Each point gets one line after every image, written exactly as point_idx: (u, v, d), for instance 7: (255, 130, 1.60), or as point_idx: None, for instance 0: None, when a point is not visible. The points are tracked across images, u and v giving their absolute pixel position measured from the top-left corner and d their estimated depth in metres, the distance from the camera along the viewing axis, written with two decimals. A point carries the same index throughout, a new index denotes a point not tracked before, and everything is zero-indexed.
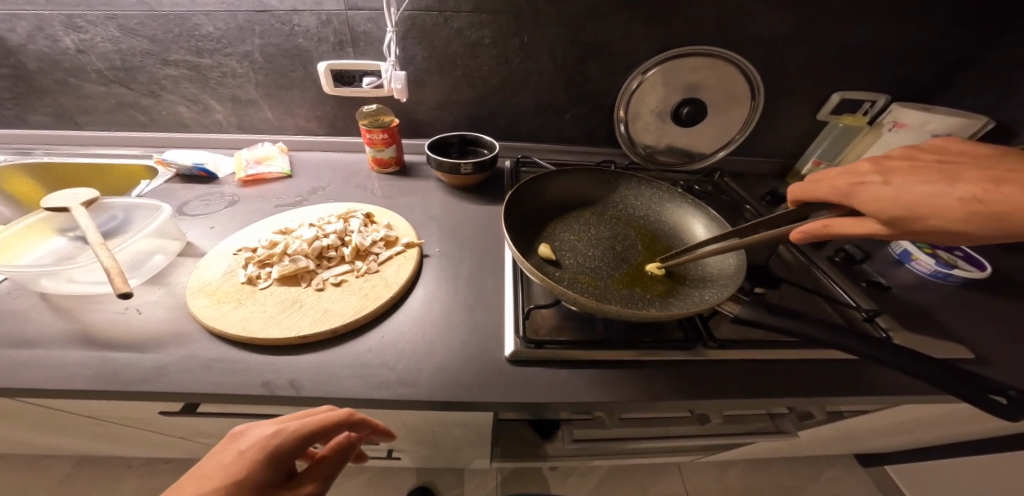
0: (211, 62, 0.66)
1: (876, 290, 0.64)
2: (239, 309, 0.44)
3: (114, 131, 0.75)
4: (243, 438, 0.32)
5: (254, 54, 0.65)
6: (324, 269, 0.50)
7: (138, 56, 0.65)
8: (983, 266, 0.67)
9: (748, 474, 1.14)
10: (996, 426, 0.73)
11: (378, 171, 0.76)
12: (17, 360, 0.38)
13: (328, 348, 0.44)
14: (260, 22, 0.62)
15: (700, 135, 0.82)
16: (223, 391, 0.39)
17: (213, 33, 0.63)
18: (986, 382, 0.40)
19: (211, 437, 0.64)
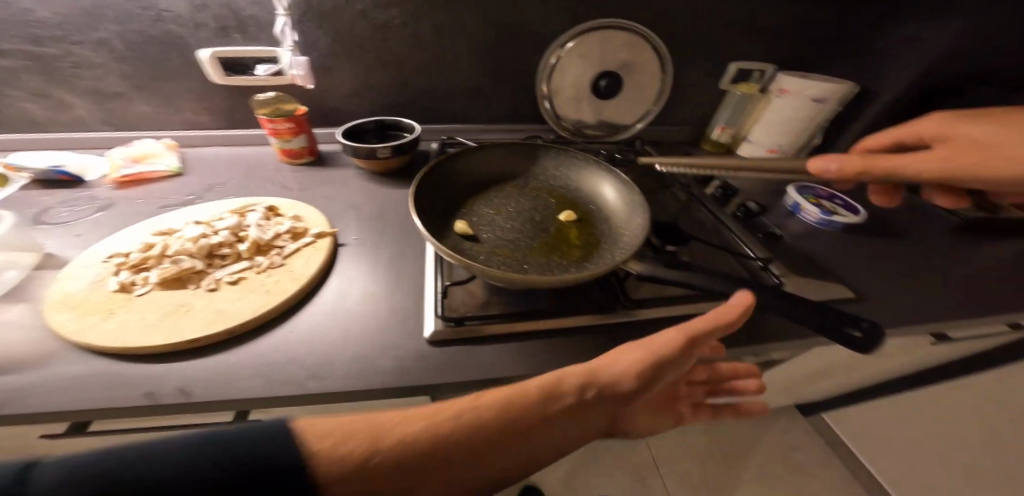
0: (53, 51, 0.61)
1: (772, 240, 0.70)
2: (114, 319, 0.41)
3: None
4: (436, 420, 0.27)
5: (112, 41, 0.61)
6: (216, 269, 0.48)
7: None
8: (855, 211, 0.76)
9: (707, 434, 1.24)
10: (897, 361, 0.82)
11: (288, 162, 0.73)
12: None
13: (225, 350, 0.42)
14: (111, 7, 0.58)
15: (619, 107, 0.83)
16: (98, 406, 0.36)
17: (50, 19, 0.58)
18: (844, 315, 0.45)
19: None
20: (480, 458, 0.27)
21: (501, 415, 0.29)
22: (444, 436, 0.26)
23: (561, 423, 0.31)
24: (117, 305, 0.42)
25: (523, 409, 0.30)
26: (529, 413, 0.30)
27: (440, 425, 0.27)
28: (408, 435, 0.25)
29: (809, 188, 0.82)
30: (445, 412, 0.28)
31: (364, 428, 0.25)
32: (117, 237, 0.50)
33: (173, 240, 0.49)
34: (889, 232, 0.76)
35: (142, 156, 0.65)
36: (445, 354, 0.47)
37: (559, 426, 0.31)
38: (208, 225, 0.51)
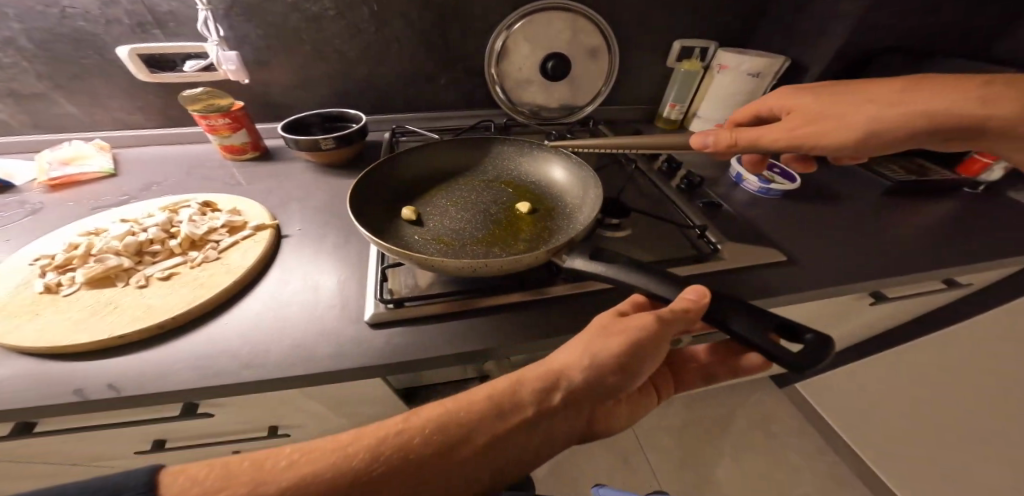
0: None
1: (711, 209, 0.73)
2: (38, 320, 0.42)
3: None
4: (315, 467, 0.28)
5: (20, 40, 0.60)
6: (146, 265, 0.49)
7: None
8: (793, 178, 0.79)
9: (686, 405, 1.30)
10: (851, 325, 0.86)
11: (232, 158, 0.72)
12: None
13: (157, 345, 0.43)
14: (9, 4, 0.57)
15: (569, 89, 0.84)
16: (25, 405, 0.37)
17: None
18: (768, 321, 0.41)
19: (118, 458, 0.61)
20: (428, 468, 0.31)
21: (421, 436, 0.32)
22: (366, 462, 0.29)
23: (513, 434, 0.34)
24: (43, 306, 0.43)
25: (478, 418, 0.34)
26: (463, 430, 0.33)
27: (355, 450, 0.30)
28: (308, 468, 0.28)
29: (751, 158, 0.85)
30: (363, 438, 0.31)
31: (255, 471, 0.28)
32: (46, 241, 0.50)
33: (99, 239, 0.49)
34: (831, 199, 0.79)
35: (73, 158, 0.65)
36: (381, 337, 0.48)
37: (511, 437, 0.34)
38: (138, 224, 0.52)
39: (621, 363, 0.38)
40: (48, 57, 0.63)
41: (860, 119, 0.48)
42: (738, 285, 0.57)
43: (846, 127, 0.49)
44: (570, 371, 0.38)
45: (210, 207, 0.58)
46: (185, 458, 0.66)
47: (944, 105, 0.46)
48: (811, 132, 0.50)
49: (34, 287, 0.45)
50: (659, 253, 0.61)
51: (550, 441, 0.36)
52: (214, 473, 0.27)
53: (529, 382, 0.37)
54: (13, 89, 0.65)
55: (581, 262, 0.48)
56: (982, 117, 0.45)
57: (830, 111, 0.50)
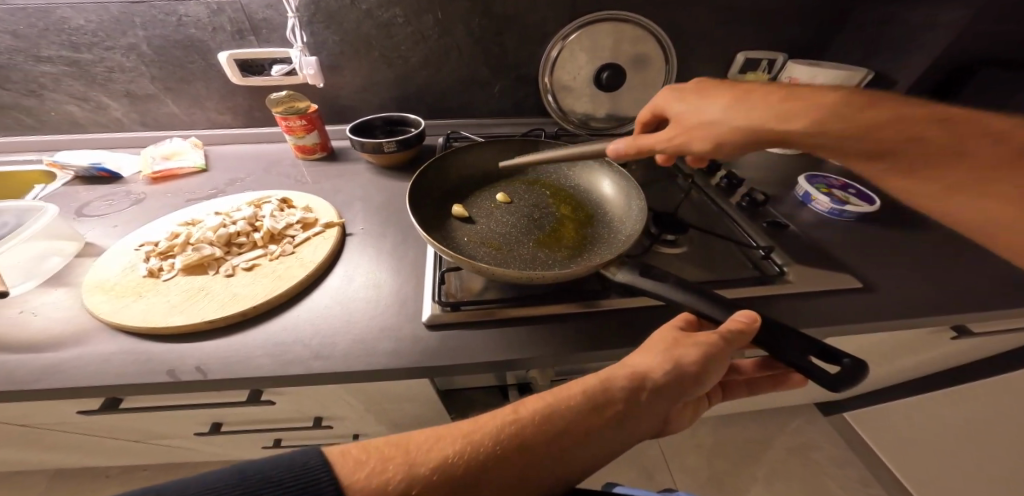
0: (90, 56, 0.67)
1: (775, 228, 0.69)
2: (141, 301, 0.46)
3: (24, 139, 0.74)
4: (441, 446, 0.29)
5: (140, 46, 0.67)
6: (234, 256, 0.52)
7: (4, 51, 0.64)
8: (871, 201, 0.74)
9: (723, 429, 1.22)
10: (923, 359, 0.78)
11: (304, 157, 0.78)
12: None
13: (239, 332, 0.46)
14: (137, 13, 0.64)
15: (624, 99, 0.82)
16: (125, 381, 0.40)
17: (85, 26, 0.63)
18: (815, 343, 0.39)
19: (176, 437, 0.64)
20: (532, 462, 0.30)
21: (527, 429, 0.31)
22: (488, 447, 0.29)
23: (611, 429, 0.33)
24: (147, 288, 0.47)
25: (576, 413, 0.33)
26: (566, 421, 0.32)
27: (477, 437, 0.30)
28: (435, 453, 0.28)
29: (820, 179, 0.80)
30: (475, 432, 0.30)
31: (398, 450, 0.28)
32: (152, 231, 0.56)
33: (196, 230, 0.54)
34: (909, 222, 0.73)
35: (172, 154, 0.72)
36: (440, 339, 0.48)
37: (611, 432, 0.33)
38: (226, 217, 0.56)
39: (700, 370, 0.37)
40: (158, 61, 0.69)
41: (721, 124, 0.45)
42: (808, 308, 0.53)
43: (704, 134, 0.46)
44: (653, 373, 0.36)
45: (287, 203, 0.62)
46: (231, 442, 0.68)
47: (775, 116, 0.42)
48: (683, 135, 0.48)
49: (140, 272, 0.50)
50: (716, 273, 0.58)
51: (638, 438, 0.34)
52: (365, 452, 0.28)
53: (617, 381, 0.35)
54: (127, 90, 0.72)
55: (630, 276, 0.45)
56: (798, 129, 0.40)
57: (697, 114, 0.47)
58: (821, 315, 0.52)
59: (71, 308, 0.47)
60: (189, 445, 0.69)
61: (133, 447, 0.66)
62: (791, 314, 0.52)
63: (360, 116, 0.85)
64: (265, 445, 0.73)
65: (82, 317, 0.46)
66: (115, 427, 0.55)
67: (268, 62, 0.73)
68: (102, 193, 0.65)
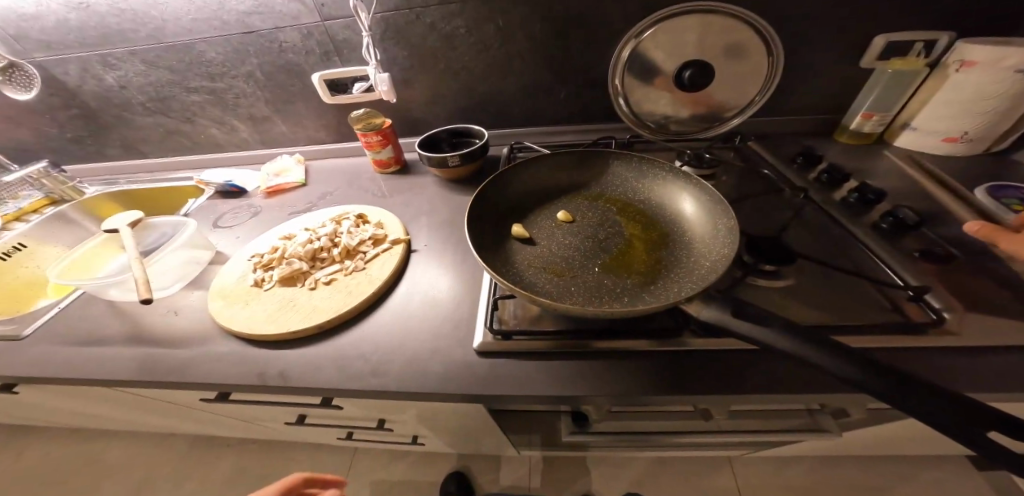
0: (222, 85, 0.79)
1: (935, 258, 0.49)
2: (245, 309, 0.52)
3: (184, 157, 0.92)
4: None
5: (255, 72, 0.77)
6: (317, 270, 0.57)
7: (167, 86, 0.79)
8: None
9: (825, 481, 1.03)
10: None
11: (382, 172, 0.83)
12: (94, 355, 0.51)
13: (314, 343, 0.50)
14: (250, 42, 0.72)
15: (712, 100, 0.71)
16: (228, 381, 0.47)
17: (215, 58, 0.74)
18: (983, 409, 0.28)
19: (273, 422, 0.73)
20: None
21: None
22: None
23: None
24: (251, 297, 0.54)
25: None
26: None
27: None
28: None
29: (1010, 191, 0.56)
30: None
31: None
32: (259, 243, 0.64)
33: (290, 245, 0.60)
34: None
35: (281, 171, 0.83)
36: (490, 369, 0.47)
37: None
38: (313, 233, 0.61)
39: None
40: (268, 85, 0.79)
41: None
42: (989, 373, 0.38)
43: None
44: None
45: (363, 219, 0.66)
46: (315, 430, 0.77)
47: None
48: None
49: (246, 280, 0.57)
50: (838, 315, 0.45)
51: None
52: None
53: None
54: (250, 113, 0.84)
55: (722, 315, 0.36)
56: None
57: None
58: (1009, 386, 0.37)
59: (198, 306, 0.56)
60: (284, 428, 0.79)
61: (244, 424, 0.78)
62: (959, 382, 0.38)
63: (431, 126, 0.87)
64: (342, 435, 0.81)
65: (203, 317, 0.54)
66: (233, 410, 0.65)
67: (350, 79, 0.78)
68: (232, 207, 0.78)
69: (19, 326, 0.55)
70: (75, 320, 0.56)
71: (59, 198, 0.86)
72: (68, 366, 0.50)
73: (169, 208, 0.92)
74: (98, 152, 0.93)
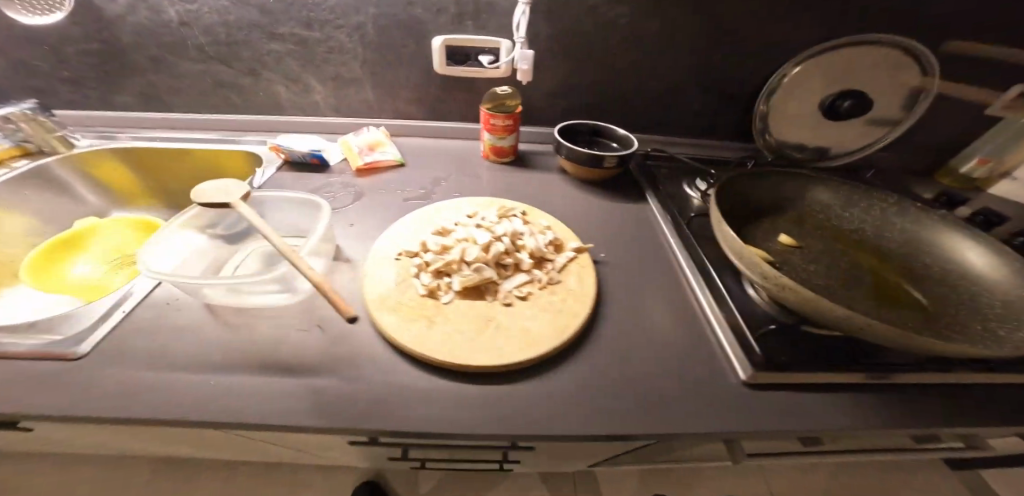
0: (319, 35, 0.64)
1: None
2: (435, 327, 0.41)
3: (230, 117, 0.73)
4: None
5: (366, 25, 0.63)
6: (505, 280, 0.46)
7: (244, 27, 0.62)
8: None
9: None
10: None
11: (494, 160, 0.72)
12: (219, 387, 0.35)
13: (538, 378, 0.39)
14: None
15: (851, 131, 0.73)
16: (448, 427, 0.34)
17: (327, 2, 0.60)
18: None
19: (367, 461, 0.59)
20: None
21: None
22: None
23: None
24: (433, 312, 0.42)
25: None
26: None
27: None
28: None
29: None
30: None
31: None
32: (403, 239, 0.51)
33: (462, 244, 0.47)
34: None
35: (373, 143, 0.68)
36: (774, 405, 0.38)
37: None
38: (489, 230, 0.49)
39: None
40: (375, 43, 0.66)
41: None
42: None
43: None
44: None
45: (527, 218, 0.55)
46: None
47: None
48: None
49: (415, 288, 0.45)
50: None
51: None
52: None
53: None
54: (339, 73, 0.69)
55: None
56: None
57: None
58: None
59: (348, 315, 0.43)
60: None
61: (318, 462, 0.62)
62: None
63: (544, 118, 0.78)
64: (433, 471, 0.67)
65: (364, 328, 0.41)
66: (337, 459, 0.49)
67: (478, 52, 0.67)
68: (319, 184, 0.62)
69: (67, 338, 0.37)
70: (159, 334, 0.39)
71: (31, 149, 0.63)
72: (174, 398, 0.34)
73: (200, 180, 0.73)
74: (86, 96, 0.68)
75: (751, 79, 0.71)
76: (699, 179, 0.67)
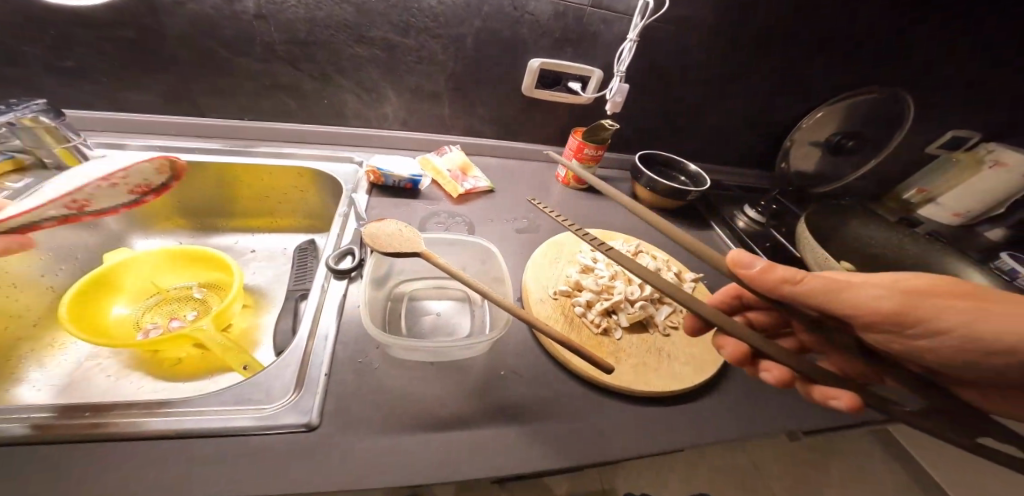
0: (412, 43, 0.58)
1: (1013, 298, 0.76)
2: (623, 365, 0.45)
3: (282, 125, 0.64)
4: None
5: (466, 38, 0.60)
6: (657, 312, 0.51)
7: (327, 27, 0.54)
8: None
9: None
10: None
11: (571, 185, 0.75)
12: (465, 441, 0.37)
13: (708, 396, 0.47)
14: (490, 2, 0.56)
15: (846, 161, 0.85)
16: (666, 446, 0.41)
17: (432, 9, 0.55)
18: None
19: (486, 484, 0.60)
20: None
21: None
22: None
23: None
24: (614, 349, 0.46)
25: None
26: None
27: None
28: None
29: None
30: None
31: None
32: (550, 273, 0.53)
33: (617, 280, 0.51)
34: None
35: (463, 167, 0.66)
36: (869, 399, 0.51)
37: None
38: (634, 265, 0.54)
39: None
40: (470, 57, 0.62)
41: None
42: None
43: None
44: None
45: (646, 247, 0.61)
46: None
47: None
48: None
49: (587, 326, 0.48)
50: None
51: None
52: None
53: None
54: (420, 86, 0.64)
55: None
56: None
57: None
58: None
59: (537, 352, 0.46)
60: None
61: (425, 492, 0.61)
62: None
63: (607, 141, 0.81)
64: None
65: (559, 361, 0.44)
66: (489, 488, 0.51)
67: (568, 78, 0.68)
68: (421, 212, 0.59)
69: (285, 407, 0.35)
70: (370, 393, 0.38)
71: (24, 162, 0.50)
72: (437, 458, 0.35)
73: (248, 198, 0.63)
74: (100, 90, 0.55)
75: (781, 117, 0.83)
76: (748, 205, 0.79)
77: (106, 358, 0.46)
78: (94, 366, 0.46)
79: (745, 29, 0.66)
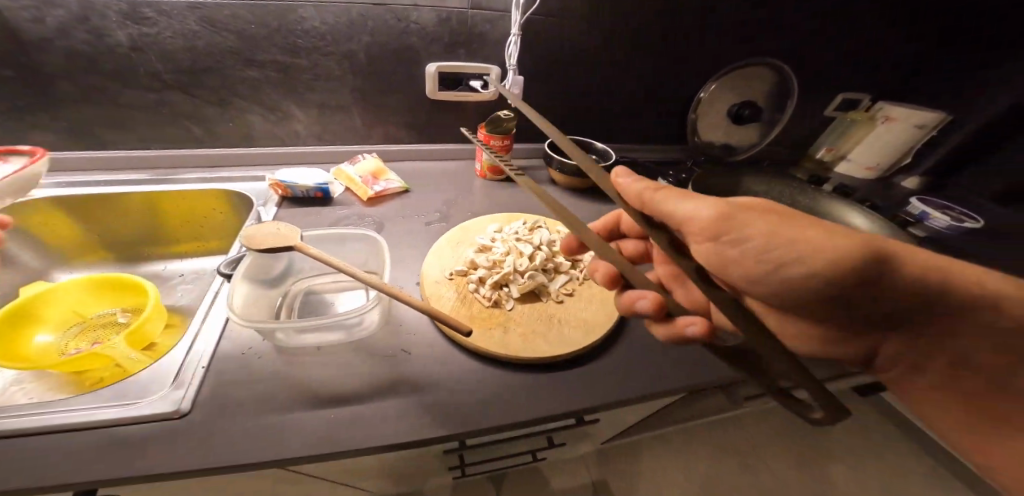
0: (305, 62, 0.63)
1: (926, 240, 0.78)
2: (510, 333, 0.48)
3: (196, 152, 0.67)
4: None
5: (357, 52, 0.64)
6: (551, 282, 0.55)
7: (219, 56, 0.59)
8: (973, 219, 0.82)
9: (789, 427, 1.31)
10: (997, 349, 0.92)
11: (489, 178, 0.79)
12: (340, 418, 0.38)
13: (599, 357, 0.49)
14: (372, 17, 0.61)
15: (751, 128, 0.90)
16: (547, 404, 0.42)
17: (317, 28, 0.60)
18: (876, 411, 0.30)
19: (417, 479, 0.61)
20: None
21: None
22: None
23: None
24: (503, 319, 0.49)
25: None
26: None
27: None
28: None
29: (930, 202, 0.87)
30: None
31: None
32: (449, 258, 0.56)
33: (509, 255, 0.55)
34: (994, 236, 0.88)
35: (375, 171, 0.69)
36: None
37: None
38: (528, 240, 0.57)
39: None
40: (365, 69, 0.67)
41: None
42: None
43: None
44: None
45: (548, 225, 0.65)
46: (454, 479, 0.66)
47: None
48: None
49: (479, 301, 0.51)
50: None
51: None
52: None
53: None
54: (324, 101, 0.68)
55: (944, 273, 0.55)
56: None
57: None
58: None
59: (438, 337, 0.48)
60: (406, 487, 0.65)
61: None
62: None
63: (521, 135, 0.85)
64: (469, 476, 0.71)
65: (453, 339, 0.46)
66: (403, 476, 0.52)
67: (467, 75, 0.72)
68: (330, 218, 0.62)
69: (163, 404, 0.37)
70: (252, 385, 0.40)
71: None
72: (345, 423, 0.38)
73: (167, 224, 0.66)
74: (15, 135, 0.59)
75: (685, 94, 0.88)
76: (661, 178, 0.83)
77: (28, 383, 0.49)
78: (17, 390, 0.48)
79: (622, 15, 0.71)
